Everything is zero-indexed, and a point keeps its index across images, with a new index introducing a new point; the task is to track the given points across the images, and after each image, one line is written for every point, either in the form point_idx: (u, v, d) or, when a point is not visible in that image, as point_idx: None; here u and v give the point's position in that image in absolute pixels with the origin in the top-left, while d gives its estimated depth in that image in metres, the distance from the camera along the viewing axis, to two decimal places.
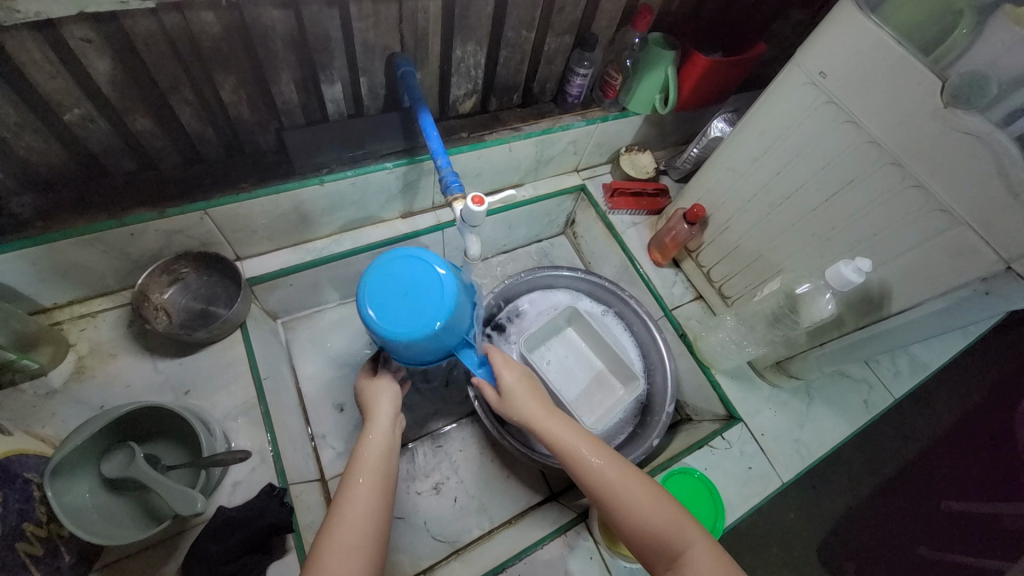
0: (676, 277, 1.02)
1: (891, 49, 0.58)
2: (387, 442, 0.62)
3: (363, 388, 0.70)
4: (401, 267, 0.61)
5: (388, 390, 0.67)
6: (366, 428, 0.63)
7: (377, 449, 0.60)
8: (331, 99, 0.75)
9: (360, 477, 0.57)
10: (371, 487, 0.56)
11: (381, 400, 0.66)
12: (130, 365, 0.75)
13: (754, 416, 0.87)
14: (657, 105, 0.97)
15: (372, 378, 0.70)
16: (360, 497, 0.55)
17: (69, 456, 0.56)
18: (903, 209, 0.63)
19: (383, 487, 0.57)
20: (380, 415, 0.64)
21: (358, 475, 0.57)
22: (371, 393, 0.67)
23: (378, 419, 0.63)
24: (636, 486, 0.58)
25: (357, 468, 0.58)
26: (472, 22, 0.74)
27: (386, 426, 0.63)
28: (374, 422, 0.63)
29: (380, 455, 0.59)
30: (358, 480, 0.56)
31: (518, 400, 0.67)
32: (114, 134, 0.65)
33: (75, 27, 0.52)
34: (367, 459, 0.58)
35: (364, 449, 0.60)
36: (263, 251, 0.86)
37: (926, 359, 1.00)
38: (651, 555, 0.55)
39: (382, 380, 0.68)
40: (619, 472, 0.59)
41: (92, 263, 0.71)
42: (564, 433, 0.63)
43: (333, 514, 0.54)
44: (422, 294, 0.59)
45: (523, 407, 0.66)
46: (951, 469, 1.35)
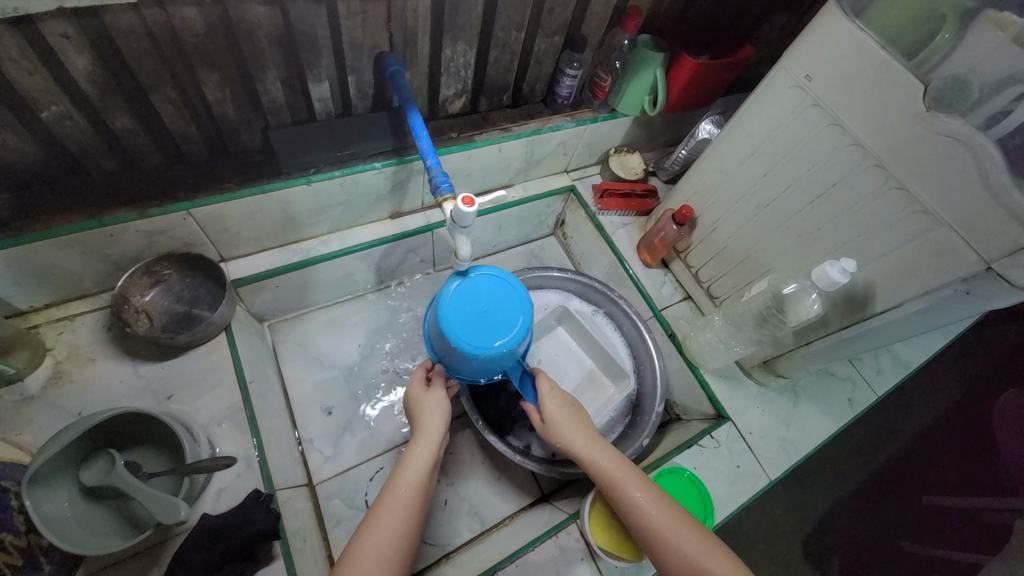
0: (665, 277, 1.03)
1: (875, 54, 0.59)
2: (431, 459, 0.64)
3: (414, 394, 0.69)
4: (483, 289, 0.65)
5: (439, 404, 0.67)
6: (414, 441, 0.65)
7: (422, 464, 0.62)
8: (318, 97, 0.74)
9: (404, 486, 0.60)
10: (409, 499, 0.59)
11: (431, 414, 0.66)
12: (110, 370, 0.73)
13: (742, 415, 0.88)
14: (646, 106, 0.98)
15: (427, 388, 0.69)
16: (398, 506, 0.58)
17: (47, 465, 0.54)
18: (887, 211, 0.64)
19: (419, 501, 0.60)
20: (428, 431, 0.65)
21: (399, 484, 0.60)
22: (421, 403, 0.68)
23: (427, 433, 0.65)
24: (688, 533, 0.60)
25: (400, 476, 0.61)
26: (462, 22, 0.74)
27: (435, 441, 0.65)
28: (422, 436, 0.65)
29: (423, 470, 0.62)
30: (400, 489, 0.60)
31: (562, 429, 0.69)
32: (93, 132, 0.63)
33: (55, 23, 0.51)
34: (410, 472, 0.61)
35: (409, 461, 0.62)
36: (249, 252, 0.85)
37: (908, 357, 1.03)
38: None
39: (436, 390, 0.69)
40: (665, 512, 0.61)
41: (71, 265, 0.69)
42: (610, 466, 0.66)
43: (371, 517, 0.58)
44: (501, 315, 0.64)
45: (568, 437, 0.68)
46: (932, 464, 1.38)
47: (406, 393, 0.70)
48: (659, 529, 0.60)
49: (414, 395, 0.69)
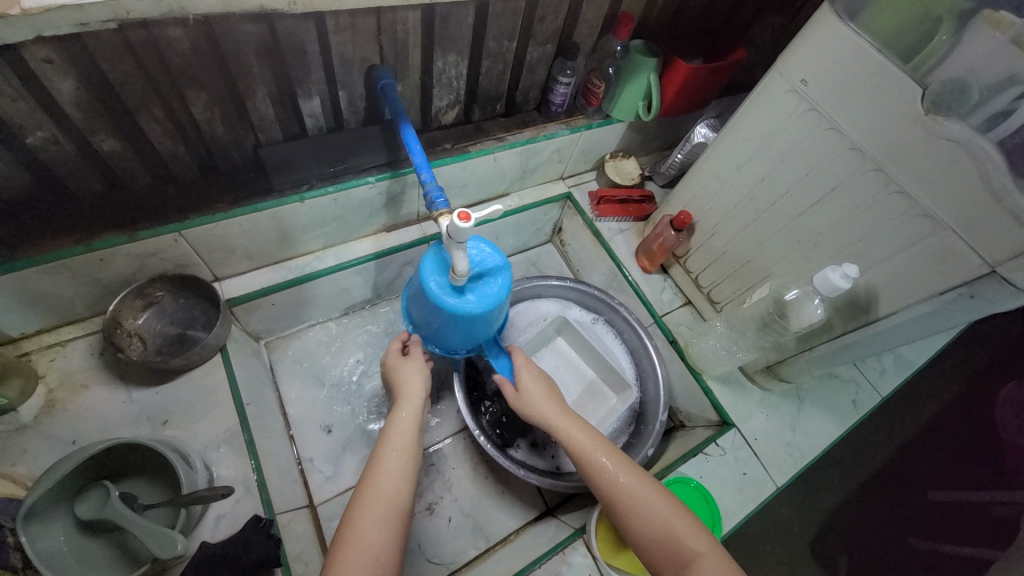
0: (665, 283, 1.02)
1: (870, 57, 0.58)
2: (417, 418, 0.65)
3: (393, 366, 0.71)
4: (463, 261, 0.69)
5: (420, 372, 0.69)
6: (398, 406, 0.66)
7: (409, 425, 0.63)
8: (310, 113, 0.73)
9: (395, 449, 0.60)
10: (401, 460, 0.59)
11: (413, 382, 0.68)
12: (104, 396, 0.72)
13: (747, 421, 0.87)
14: (640, 112, 0.97)
15: (404, 357, 0.72)
16: (392, 468, 0.58)
17: (40, 500, 0.53)
18: (887, 215, 0.63)
19: (412, 460, 0.60)
20: (412, 395, 0.67)
21: (390, 447, 0.60)
22: (401, 372, 0.70)
23: (410, 397, 0.66)
24: (655, 495, 0.60)
25: (389, 440, 0.61)
26: (453, 33, 0.73)
27: (417, 405, 0.66)
28: (405, 401, 0.66)
29: (410, 433, 0.62)
30: (390, 452, 0.60)
31: (536, 400, 0.71)
32: (80, 156, 0.62)
33: (37, 48, 0.49)
34: (400, 436, 0.62)
35: (396, 425, 0.63)
36: (243, 271, 0.84)
37: (911, 356, 1.02)
38: (658, 564, 0.56)
39: (413, 358, 0.71)
40: (633, 477, 0.61)
41: (61, 290, 0.67)
42: (580, 434, 0.66)
43: (366, 484, 0.57)
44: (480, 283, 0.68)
45: (540, 408, 0.70)
46: (936, 460, 1.37)
47: (386, 366, 0.72)
48: (626, 494, 0.60)
49: (392, 363, 0.72)
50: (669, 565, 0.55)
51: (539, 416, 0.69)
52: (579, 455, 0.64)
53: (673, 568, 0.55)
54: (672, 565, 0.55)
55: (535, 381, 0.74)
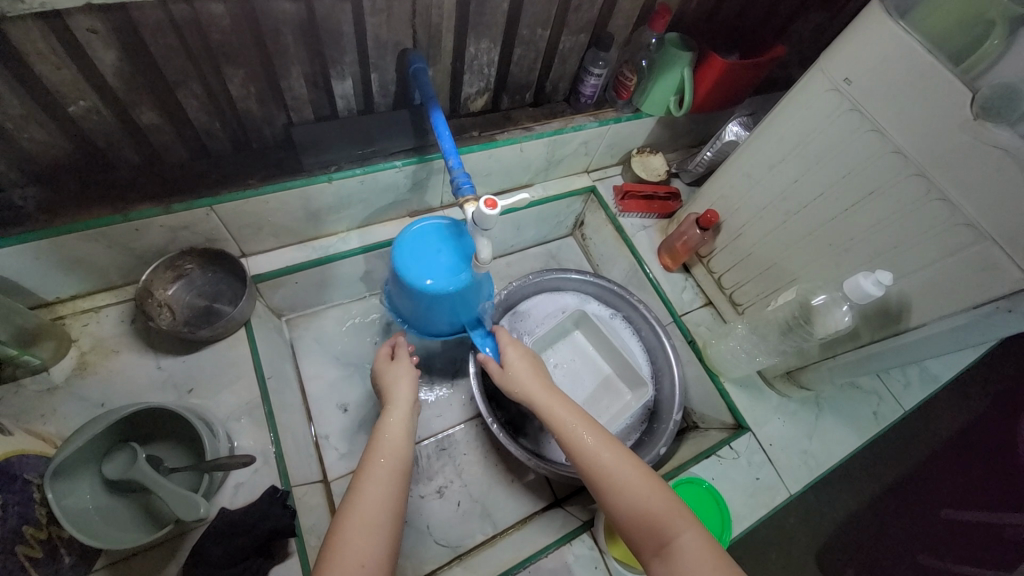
0: (686, 282, 1.01)
1: (920, 58, 0.56)
2: (407, 425, 0.66)
3: (382, 373, 0.73)
4: (433, 239, 0.69)
5: (409, 377, 0.71)
6: (387, 412, 0.67)
7: (398, 431, 0.64)
8: (342, 95, 0.74)
9: (383, 457, 0.60)
10: (389, 468, 0.59)
11: (401, 387, 0.70)
12: (133, 362, 0.74)
13: (763, 425, 0.86)
14: (671, 107, 0.96)
15: (392, 360, 0.74)
16: (380, 476, 0.58)
17: (71, 457, 0.55)
18: (925, 223, 0.61)
19: (401, 465, 0.61)
20: (400, 400, 0.68)
21: (378, 454, 0.61)
22: (389, 378, 0.71)
23: (399, 403, 0.67)
24: (634, 474, 0.59)
25: (378, 447, 0.62)
26: (487, 19, 0.72)
27: (406, 410, 0.67)
28: (394, 407, 0.67)
29: (399, 439, 0.63)
30: (379, 459, 0.60)
31: (522, 380, 0.72)
32: (119, 127, 0.63)
33: (82, 18, 0.51)
34: (389, 442, 0.62)
35: (385, 430, 0.64)
36: (270, 248, 0.85)
37: (937, 371, 0.99)
38: (638, 541, 0.56)
39: (401, 363, 0.73)
40: (611, 453, 0.62)
41: (96, 257, 0.70)
42: (562, 411, 0.67)
43: (353, 491, 0.57)
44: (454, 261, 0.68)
45: (527, 385, 0.71)
46: (953, 478, 1.34)
47: (375, 373, 0.74)
48: (603, 471, 0.60)
49: (380, 368, 0.74)
50: (650, 545, 0.55)
51: (523, 395, 0.71)
52: (560, 436, 0.65)
53: (652, 547, 0.54)
54: (652, 546, 0.55)
55: (519, 359, 0.75)
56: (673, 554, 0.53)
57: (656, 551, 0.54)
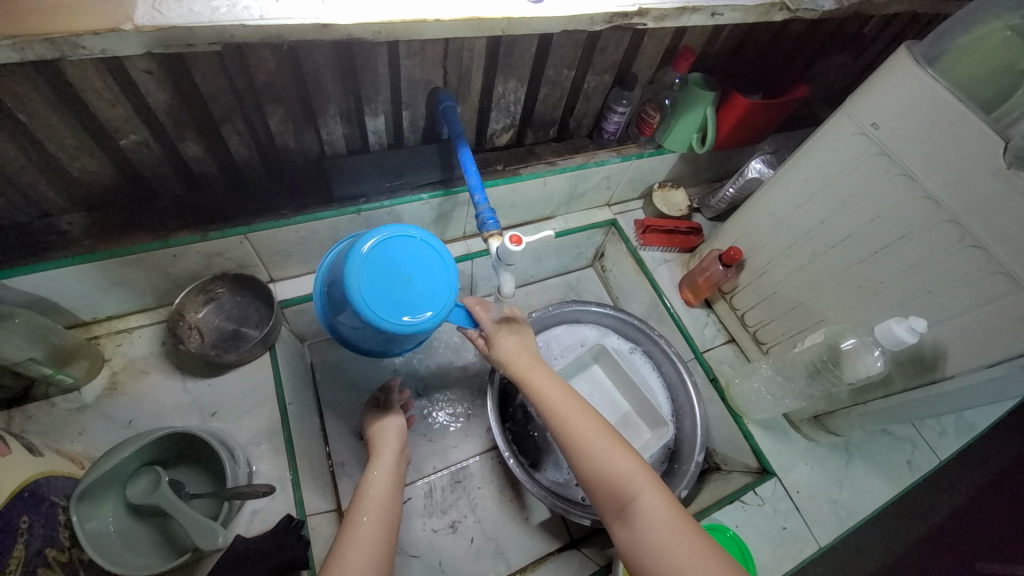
0: (708, 318, 1.00)
1: (949, 106, 0.56)
2: (390, 478, 0.67)
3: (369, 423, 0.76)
4: (393, 279, 0.58)
5: (394, 428, 0.73)
6: (371, 466, 0.68)
7: (382, 486, 0.65)
8: (373, 130, 0.77)
9: (366, 514, 0.60)
10: (373, 525, 0.59)
11: (386, 438, 0.72)
12: (160, 383, 0.76)
13: (788, 471, 0.83)
14: (694, 144, 0.97)
15: (381, 409, 0.77)
16: (364, 535, 0.58)
17: (97, 480, 0.56)
18: (960, 270, 0.60)
19: (386, 521, 0.60)
20: (385, 454, 0.70)
21: (361, 513, 0.61)
22: (379, 428, 0.74)
23: (382, 454, 0.69)
24: (602, 442, 0.61)
25: (362, 505, 0.62)
26: (516, 61, 0.75)
27: (389, 459, 0.69)
28: (378, 460, 0.69)
29: (383, 492, 0.64)
30: (360, 518, 0.60)
31: (503, 346, 0.69)
32: (164, 158, 0.67)
33: (139, 60, 0.54)
34: (372, 497, 0.63)
35: (369, 486, 0.64)
36: (297, 274, 0.87)
37: (975, 420, 0.94)
38: (602, 501, 0.59)
39: (387, 415, 0.75)
40: (588, 423, 0.63)
41: (133, 281, 0.72)
42: (538, 380, 0.66)
43: (337, 549, 0.57)
44: (414, 260, 0.60)
45: (508, 354, 0.68)
46: (997, 535, 1.26)
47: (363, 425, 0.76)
48: (579, 441, 0.61)
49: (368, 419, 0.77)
50: (613, 508, 0.58)
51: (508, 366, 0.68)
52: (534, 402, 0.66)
53: (615, 508, 0.58)
54: (614, 504, 0.58)
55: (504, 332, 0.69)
56: (634, 517, 0.56)
57: (620, 511, 0.58)
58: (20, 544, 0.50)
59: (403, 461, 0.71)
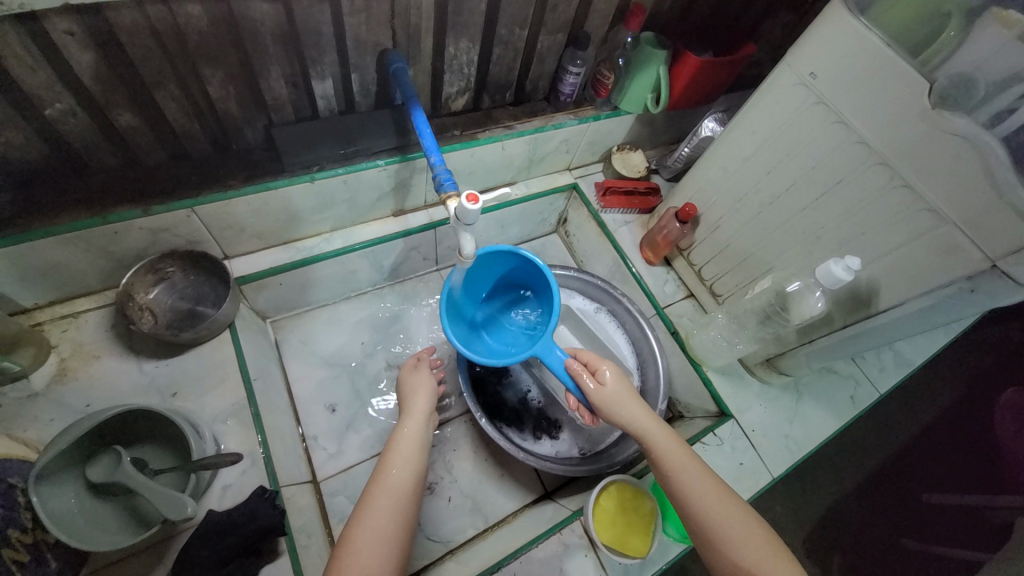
0: (668, 275, 1.03)
1: (879, 52, 0.59)
2: (420, 436, 0.66)
3: (402, 379, 0.73)
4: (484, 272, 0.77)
5: (426, 388, 0.71)
6: (401, 424, 0.67)
7: (413, 442, 0.64)
8: (322, 95, 0.74)
9: (393, 467, 0.61)
10: (399, 478, 0.60)
11: (416, 396, 0.70)
12: (115, 367, 0.73)
13: (745, 412, 0.88)
14: (649, 105, 0.97)
15: (414, 369, 0.74)
16: (389, 487, 0.58)
17: (53, 462, 0.55)
18: (891, 209, 0.64)
19: (411, 475, 0.61)
20: (415, 410, 0.68)
21: (389, 465, 0.61)
22: (411, 389, 0.71)
23: (412, 410, 0.68)
24: (751, 532, 0.57)
25: (392, 460, 0.62)
26: (465, 19, 0.73)
27: (419, 415, 0.68)
28: (410, 418, 0.68)
29: (412, 448, 0.64)
30: (390, 470, 0.60)
31: (625, 413, 0.66)
32: (96, 130, 0.63)
33: (59, 20, 0.50)
34: (401, 452, 0.63)
35: (398, 440, 0.64)
36: (253, 250, 0.85)
37: (910, 355, 1.03)
38: None
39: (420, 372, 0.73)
40: (717, 501, 0.59)
41: (74, 262, 0.69)
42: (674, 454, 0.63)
43: (365, 500, 0.58)
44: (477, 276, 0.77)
45: (628, 419, 0.66)
46: (934, 465, 1.36)
47: (397, 379, 0.74)
48: (704, 523, 0.58)
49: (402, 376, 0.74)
50: None
51: (627, 421, 0.66)
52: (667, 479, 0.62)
53: None
54: None
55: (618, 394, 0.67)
56: None
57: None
58: None
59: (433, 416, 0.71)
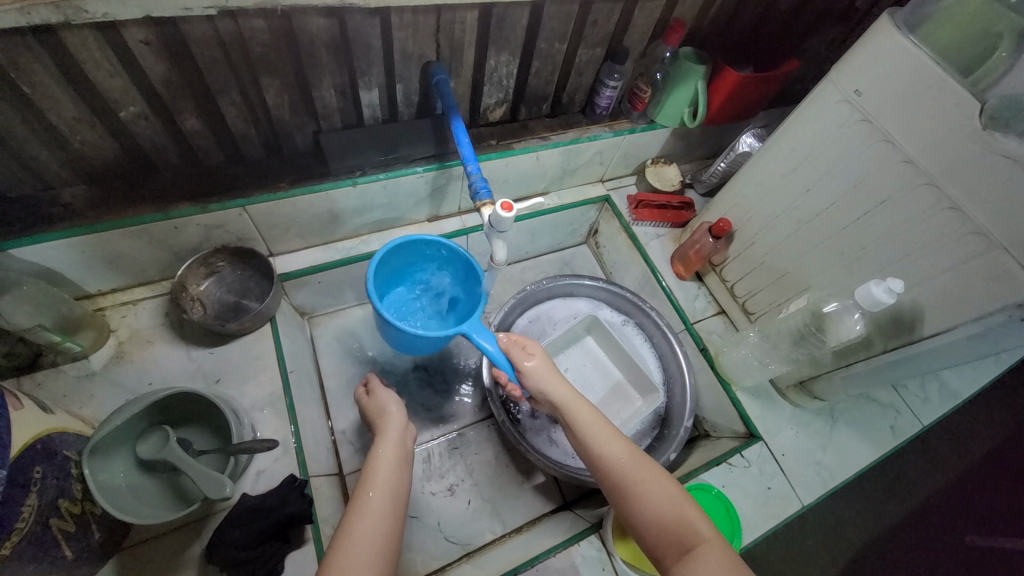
0: (699, 290, 1.02)
1: (928, 69, 0.57)
2: (398, 456, 0.63)
3: (366, 403, 0.73)
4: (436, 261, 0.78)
5: (397, 409, 0.69)
6: (375, 443, 0.65)
7: (391, 463, 0.62)
8: (368, 104, 0.78)
9: (371, 490, 0.58)
10: (382, 500, 0.57)
11: (390, 417, 0.68)
12: (165, 352, 0.78)
13: (775, 435, 0.86)
14: (685, 119, 0.97)
15: (371, 393, 0.74)
16: (372, 510, 0.56)
17: (108, 437, 0.59)
18: (937, 231, 0.62)
19: (394, 497, 0.59)
20: (388, 428, 0.67)
21: (367, 488, 0.58)
22: (382, 413, 0.70)
23: (387, 426, 0.67)
24: (657, 477, 0.57)
25: (370, 481, 0.59)
26: (507, 33, 0.76)
27: (396, 431, 0.66)
28: (384, 436, 0.66)
29: (392, 468, 0.61)
30: (367, 493, 0.58)
31: (541, 380, 0.66)
32: (163, 132, 0.68)
33: (136, 31, 0.55)
34: (380, 471, 0.60)
35: (376, 460, 0.62)
36: (295, 248, 0.89)
37: (958, 387, 0.97)
38: (659, 547, 0.54)
39: (378, 390, 0.73)
40: (629, 461, 0.59)
41: (137, 253, 0.74)
42: (584, 414, 0.64)
43: (342, 528, 0.55)
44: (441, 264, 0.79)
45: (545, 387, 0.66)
46: (980, 505, 1.29)
47: (360, 406, 0.73)
48: (620, 483, 0.57)
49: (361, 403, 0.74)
50: (671, 549, 0.53)
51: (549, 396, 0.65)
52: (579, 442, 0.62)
53: (674, 551, 0.52)
54: (673, 551, 0.53)
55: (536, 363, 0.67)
56: (693, 556, 0.51)
57: (677, 558, 0.52)
58: (33, 494, 0.52)
59: (410, 434, 0.68)
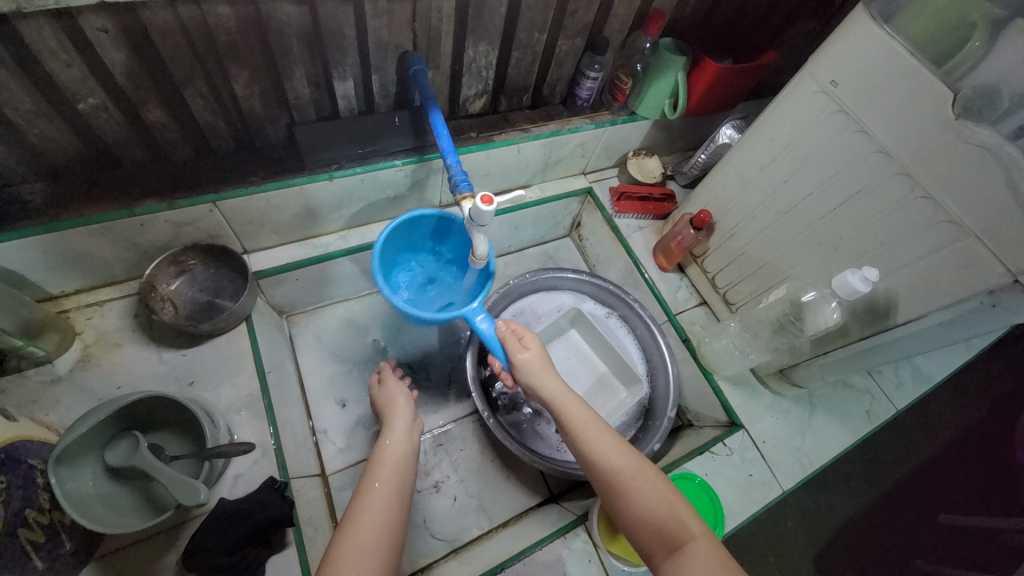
0: (681, 281, 1.03)
1: (903, 60, 0.58)
2: (406, 447, 0.63)
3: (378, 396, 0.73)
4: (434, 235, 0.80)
5: (405, 399, 0.70)
6: (383, 435, 0.65)
7: (399, 455, 0.62)
8: (343, 95, 0.75)
9: (377, 481, 0.58)
10: (387, 492, 0.57)
11: (398, 408, 0.68)
12: (135, 355, 0.75)
13: (756, 422, 0.87)
14: (666, 110, 0.98)
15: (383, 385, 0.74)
16: (377, 501, 0.56)
17: (74, 444, 0.57)
18: (912, 220, 0.63)
19: (401, 489, 0.58)
20: (396, 420, 0.67)
21: (374, 479, 0.58)
22: (392, 405, 0.70)
23: (395, 419, 0.67)
24: (649, 472, 0.57)
25: (376, 471, 0.59)
26: (485, 23, 0.74)
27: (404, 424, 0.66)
28: (392, 429, 0.65)
29: (399, 459, 0.61)
30: (374, 483, 0.57)
31: (534, 374, 0.65)
32: (126, 124, 0.65)
33: (93, 18, 0.52)
34: (387, 462, 0.60)
35: (382, 452, 0.62)
36: (271, 245, 0.87)
37: (929, 371, 1.00)
38: (649, 545, 0.54)
39: (392, 382, 0.74)
40: (622, 457, 0.58)
41: (101, 252, 0.71)
42: (575, 410, 0.62)
43: (347, 519, 0.54)
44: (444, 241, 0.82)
45: (537, 383, 0.64)
46: (949, 484, 1.33)
47: (373, 398, 0.73)
48: (613, 479, 0.57)
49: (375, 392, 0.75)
50: (661, 546, 0.53)
51: (540, 391, 0.64)
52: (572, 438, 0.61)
53: (664, 549, 0.52)
54: (662, 548, 0.53)
55: (530, 357, 0.66)
56: (683, 554, 0.51)
57: (666, 556, 0.52)
58: None
59: (417, 427, 0.68)
